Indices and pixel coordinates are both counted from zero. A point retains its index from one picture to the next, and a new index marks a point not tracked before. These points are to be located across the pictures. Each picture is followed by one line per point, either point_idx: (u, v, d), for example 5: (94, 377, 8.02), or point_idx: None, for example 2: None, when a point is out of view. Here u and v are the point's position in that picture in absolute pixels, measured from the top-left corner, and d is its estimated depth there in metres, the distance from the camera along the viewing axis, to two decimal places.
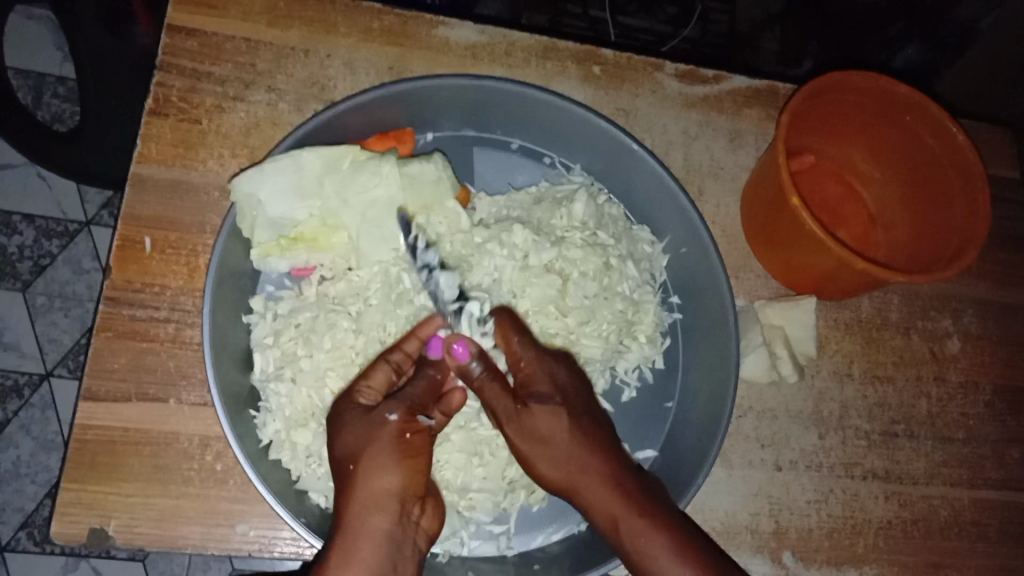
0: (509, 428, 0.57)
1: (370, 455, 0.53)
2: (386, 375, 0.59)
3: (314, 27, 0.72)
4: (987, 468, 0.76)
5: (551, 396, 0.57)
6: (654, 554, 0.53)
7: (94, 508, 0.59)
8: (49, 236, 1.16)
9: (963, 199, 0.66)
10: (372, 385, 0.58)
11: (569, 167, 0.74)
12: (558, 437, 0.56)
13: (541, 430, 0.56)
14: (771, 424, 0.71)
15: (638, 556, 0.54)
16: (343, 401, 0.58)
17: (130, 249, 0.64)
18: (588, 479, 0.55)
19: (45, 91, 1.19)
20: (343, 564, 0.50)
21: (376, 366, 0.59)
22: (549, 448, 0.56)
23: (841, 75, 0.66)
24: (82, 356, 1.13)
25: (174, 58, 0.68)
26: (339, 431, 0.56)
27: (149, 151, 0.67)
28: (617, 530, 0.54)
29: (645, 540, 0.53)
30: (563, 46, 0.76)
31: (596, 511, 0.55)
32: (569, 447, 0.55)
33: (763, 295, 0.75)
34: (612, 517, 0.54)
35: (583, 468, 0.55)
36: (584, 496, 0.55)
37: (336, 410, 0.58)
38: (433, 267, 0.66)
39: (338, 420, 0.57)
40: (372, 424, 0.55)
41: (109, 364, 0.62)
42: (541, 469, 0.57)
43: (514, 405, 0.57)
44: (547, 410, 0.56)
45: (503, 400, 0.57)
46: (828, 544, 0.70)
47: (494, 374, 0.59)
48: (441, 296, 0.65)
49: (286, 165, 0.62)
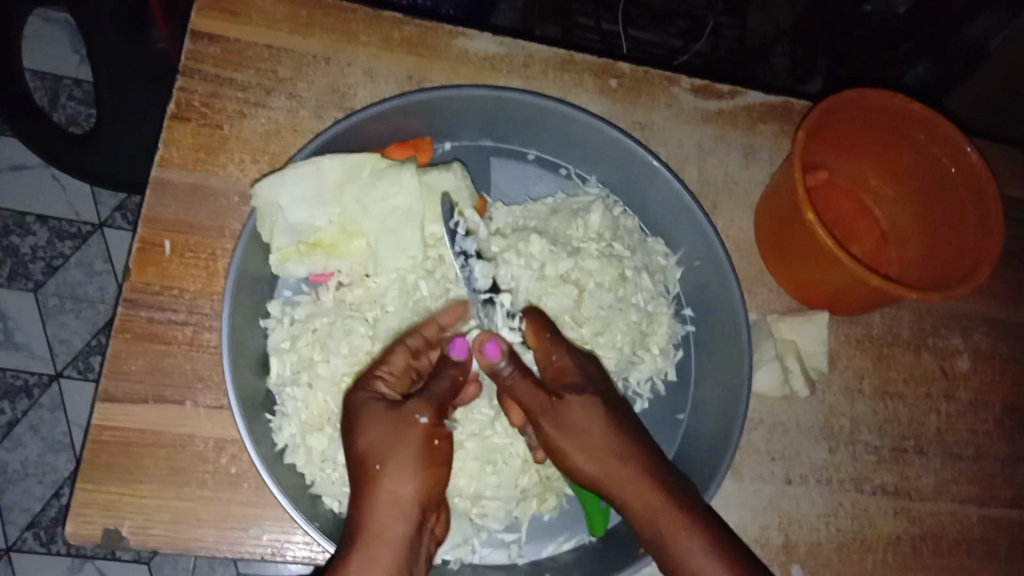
0: (543, 421, 0.57)
1: (399, 460, 0.53)
2: (405, 359, 0.60)
3: (335, 36, 0.72)
4: (996, 485, 0.76)
5: (585, 390, 0.58)
6: (691, 548, 0.54)
7: (110, 508, 0.60)
8: (61, 237, 1.16)
9: (977, 218, 0.67)
10: (392, 371, 0.59)
11: (585, 179, 0.74)
12: (596, 430, 0.56)
13: (579, 424, 0.56)
14: (782, 438, 0.72)
15: (675, 550, 0.54)
16: (363, 390, 0.57)
17: (150, 252, 0.65)
18: (629, 471, 0.56)
19: (61, 94, 1.20)
20: (364, 567, 0.50)
21: (396, 350, 0.60)
22: (589, 440, 0.56)
23: (858, 93, 0.66)
24: (92, 357, 1.14)
25: (197, 64, 0.69)
26: (359, 426, 0.54)
27: (170, 155, 0.67)
28: (655, 522, 0.55)
29: (685, 535, 0.54)
30: (581, 58, 0.77)
31: (634, 504, 0.55)
32: (609, 438, 0.56)
33: (775, 309, 0.75)
34: (649, 508, 0.55)
35: (623, 458, 0.56)
36: (622, 488, 0.56)
37: (357, 399, 0.56)
38: (469, 255, 0.66)
39: (357, 412, 0.55)
40: (398, 425, 0.54)
41: (127, 365, 0.62)
42: (576, 461, 0.57)
43: (549, 401, 0.57)
44: (581, 406, 0.57)
45: (537, 398, 0.58)
46: (838, 559, 0.70)
47: (525, 374, 0.59)
48: (475, 285, 0.66)
49: (306, 171, 0.62)
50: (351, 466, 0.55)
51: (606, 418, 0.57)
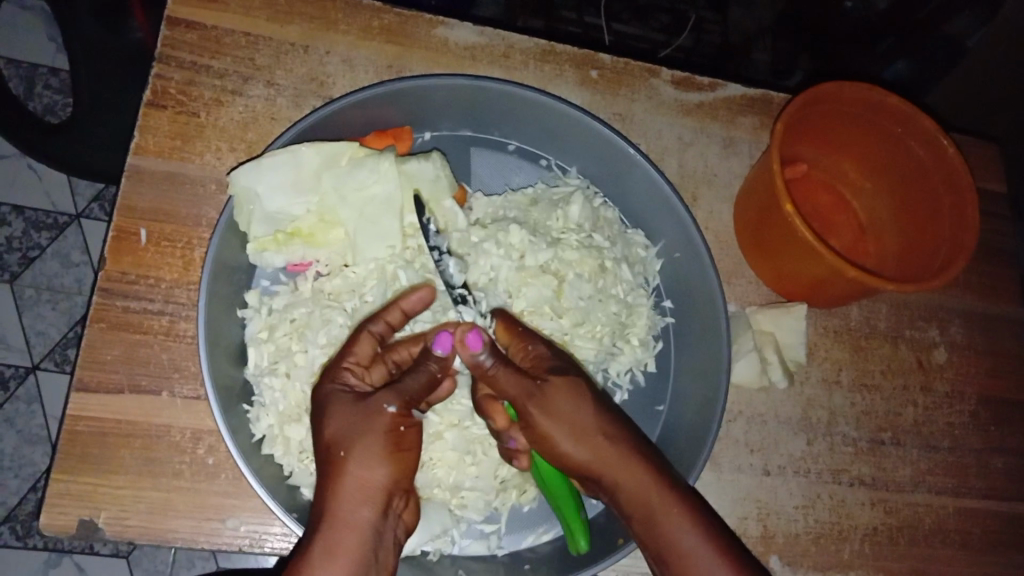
0: (529, 405, 0.56)
1: (363, 446, 0.52)
2: (370, 346, 0.59)
3: (314, 24, 0.72)
4: (971, 476, 0.77)
5: (567, 372, 0.58)
6: (681, 530, 0.54)
7: (84, 499, 0.59)
8: (37, 228, 1.15)
9: (952, 209, 0.68)
10: (359, 360, 0.58)
11: (566, 170, 0.74)
12: (581, 411, 0.56)
13: (564, 407, 0.55)
14: (761, 429, 0.72)
15: (667, 531, 0.54)
16: (333, 380, 0.56)
17: (125, 241, 0.64)
18: (621, 451, 0.55)
19: (38, 83, 1.19)
20: (327, 553, 0.49)
21: (361, 336, 0.59)
22: (574, 420, 0.55)
23: (836, 85, 0.67)
24: (69, 350, 1.12)
25: (174, 51, 0.68)
26: (326, 414, 0.54)
27: (146, 143, 0.66)
28: (647, 505, 0.54)
29: (677, 514, 0.54)
30: (561, 49, 0.77)
31: (624, 486, 0.55)
32: (595, 418, 0.56)
33: (754, 301, 0.75)
34: (640, 490, 0.54)
35: (612, 438, 0.56)
36: (613, 472, 0.55)
37: (325, 392, 0.56)
38: (442, 250, 0.68)
39: (327, 402, 0.55)
40: (367, 412, 0.53)
41: (102, 355, 0.62)
42: (563, 447, 0.56)
43: (534, 384, 0.57)
44: (563, 386, 0.57)
45: (521, 384, 0.57)
46: (815, 549, 0.71)
47: (506, 363, 0.58)
48: (449, 280, 0.67)
49: (284, 160, 0.62)
50: (318, 453, 0.54)
51: (589, 400, 0.56)
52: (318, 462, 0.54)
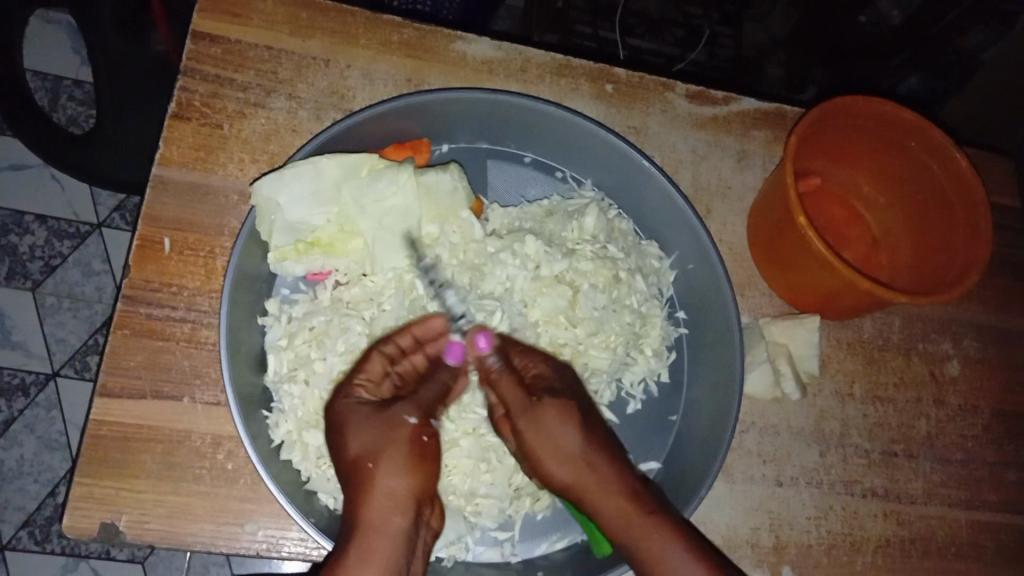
0: (521, 421, 0.58)
1: (389, 456, 0.53)
2: (381, 365, 0.60)
3: (335, 38, 0.73)
4: (985, 489, 0.77)
5: (562, 395, 0.59)
6: (665, 552, 0.54)
7: (107, 503, 0.60)
8: (59, 237, 1.17)
9: (966, 224, 0.68)
10: (369, 377, 0.59)
11: (581, 182, 0.75)
12: (567, 434, 0.57)
13: (551, 427, 0.57)
14: (773, 440, 0.72)
15: (648, 555, 0.54)
16: (346, 396, 0.57)
17: (149, 249, 0.66)
18: (599, 475, 0.56)
19: (61, 94, 1.21)
20: (363, 561, 0.50)
21: (371, 357, 0.60)
22: (558, 444, 0.57)
23: (848, 100, 0.68)
24: (88, 357, 1.14)
25: (198, 64, 0.70)
26: (349, 429, 0.55)
27: (171, 154, 0.68)
28: (627, 525, 0.55)
29: (655, 538, 0.54)
30: (577, 63, 0.78)
31: (607, 509, 0.56)
32: (580, 444, 0.57)
33: (767, 312, 0.76)
34: (619, 513, 0.55)
35: (596, 466, 0.57)
36: (592, 495, 0.56)
37: (339, 407, 0.57)
38: (440, 284, 0.69)
39: (343, 418, 0.56)
40: (391, 423, 0.55)
41: (125, 361, 0.63)
42: (548, 467, 0.57)
43: (529, 400, 0.59)
44: (556, 410, 0.58)
45: (518, 398, 0.59)
46: (827, 560, 0.71)
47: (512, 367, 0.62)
48: (450, 311, 0.68)
49: (305, 172, 0.63)
50: (342, 466, 0.55)
51: (576, 422, 0.58)
52: (345, 476, 0.55)
